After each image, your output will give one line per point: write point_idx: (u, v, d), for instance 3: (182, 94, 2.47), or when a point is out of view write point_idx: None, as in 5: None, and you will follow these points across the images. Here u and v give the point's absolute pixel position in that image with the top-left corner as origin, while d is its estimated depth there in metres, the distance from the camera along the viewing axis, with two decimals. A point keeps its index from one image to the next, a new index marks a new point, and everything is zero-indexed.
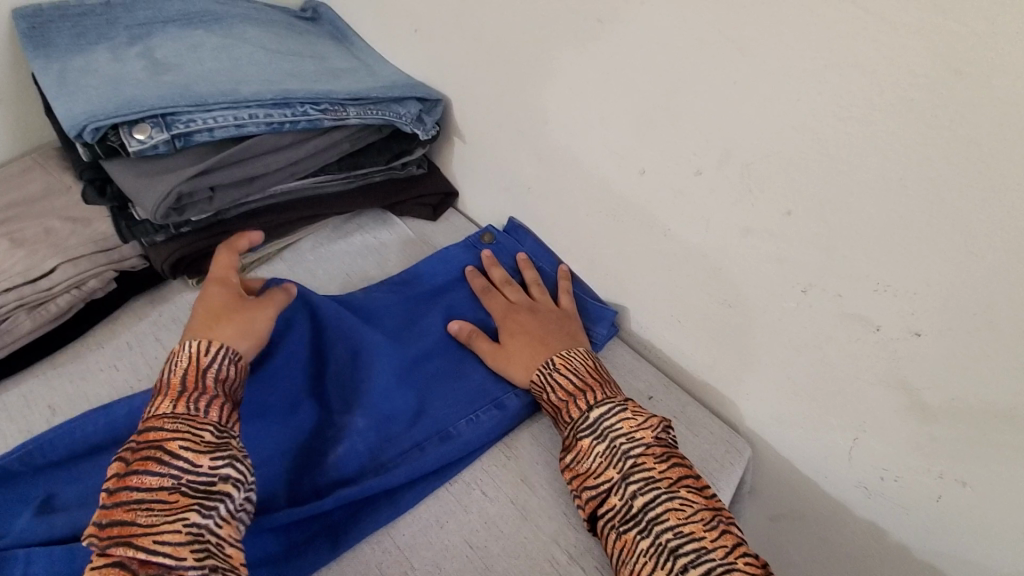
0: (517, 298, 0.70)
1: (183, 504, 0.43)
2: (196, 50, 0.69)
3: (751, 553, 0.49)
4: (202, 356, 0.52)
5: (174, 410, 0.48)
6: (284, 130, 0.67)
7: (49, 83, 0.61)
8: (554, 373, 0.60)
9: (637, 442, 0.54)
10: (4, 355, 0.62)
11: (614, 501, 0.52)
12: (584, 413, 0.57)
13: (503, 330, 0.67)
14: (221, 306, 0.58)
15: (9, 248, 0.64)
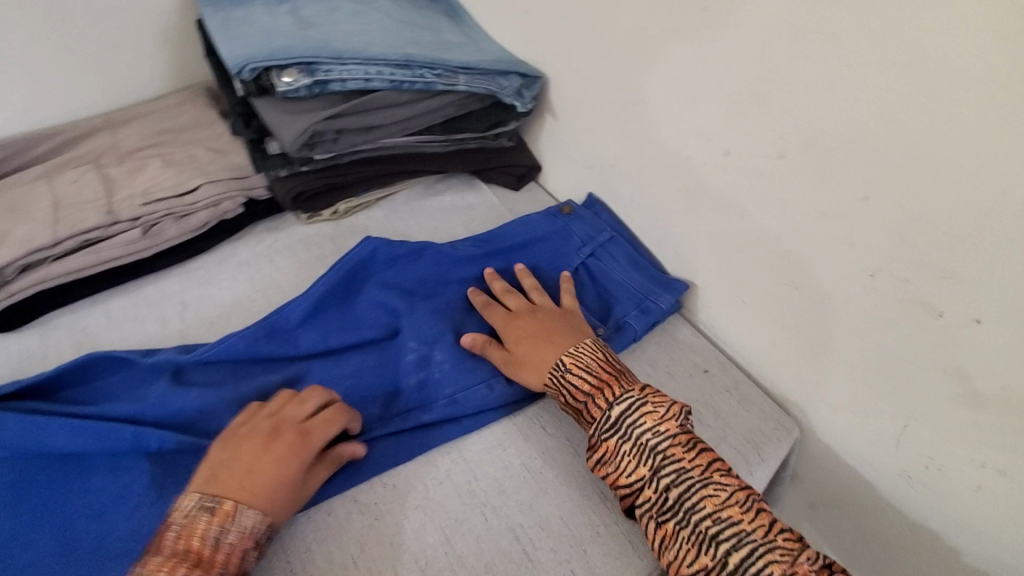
0: (516, 305, 0.70)
1: None
2: (335, 12, 0.78)
3: (786, 526, 0.52)
4: (247, 539, 0.49)
5: None
6: (403, 89, 0.75)
7: (217, 28, 0.72)
8: (568, 376, 0.61)
9: (662, 435, 0.56)
10: (150, 254, 0.73)
11: (648, 494, 0.54)
12: (606, 412, 0.58)
13: (509, 332, 0.67)
14: (284, 485, 0.53)
15: (163, 167, 0.76)
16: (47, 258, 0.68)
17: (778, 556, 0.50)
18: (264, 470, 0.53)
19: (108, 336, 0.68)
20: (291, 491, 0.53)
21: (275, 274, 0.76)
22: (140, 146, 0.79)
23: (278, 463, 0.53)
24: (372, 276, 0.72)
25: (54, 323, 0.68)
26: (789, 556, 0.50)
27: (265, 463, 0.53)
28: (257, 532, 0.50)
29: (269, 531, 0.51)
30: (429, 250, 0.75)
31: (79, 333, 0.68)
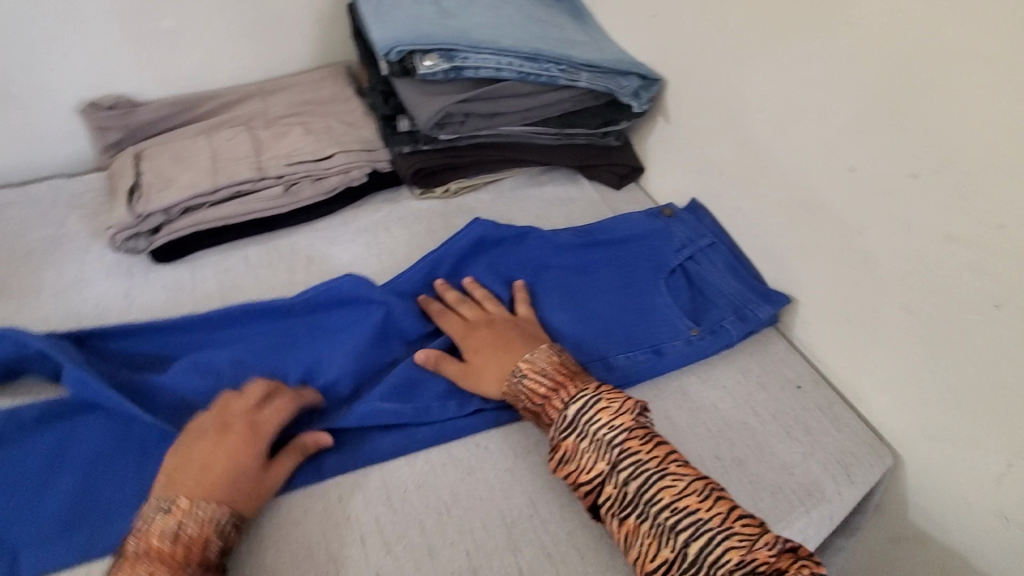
0: (471, 313, 0.70)
1: None
2: (474, 4, 0.84)
3: (747, 514, 0.52)
4: (208, 528, 0.50)
5: None
6: (529, 80, 0.80)
7: (369, 12, 0.79)
8: (524, 381, 0.61)
9: (618, 428, 0.56)
10: (287, 211, 0.81)
11: (608, 489, 0.55)
12: (562, 411, 0.58)
13: (463, 341, 0.67)
14: (243, 473, 0.54)
15: (304, 134, 0.84)
16: (203, 204, 0.77)
17: (737, 542, 0.50)
18: (221, 462, 0.54)
19: (246, 278, 0.76)
20: (251, 478, 0.54)
21: (390, 242, 0.83)
22: (285, 114, 0.88)
23: (230, 453, 0.54)
24: (478, 256, 0.77)
25: (202, 261, 0.77)
26: (747, 541, 0.50)
27: (217, 460, 0.54)
28: (223, 528, 0.51)
29: (234, 518, 0.52)
30: (531, 235, 0.78)
31: (222, 272, 0.77)
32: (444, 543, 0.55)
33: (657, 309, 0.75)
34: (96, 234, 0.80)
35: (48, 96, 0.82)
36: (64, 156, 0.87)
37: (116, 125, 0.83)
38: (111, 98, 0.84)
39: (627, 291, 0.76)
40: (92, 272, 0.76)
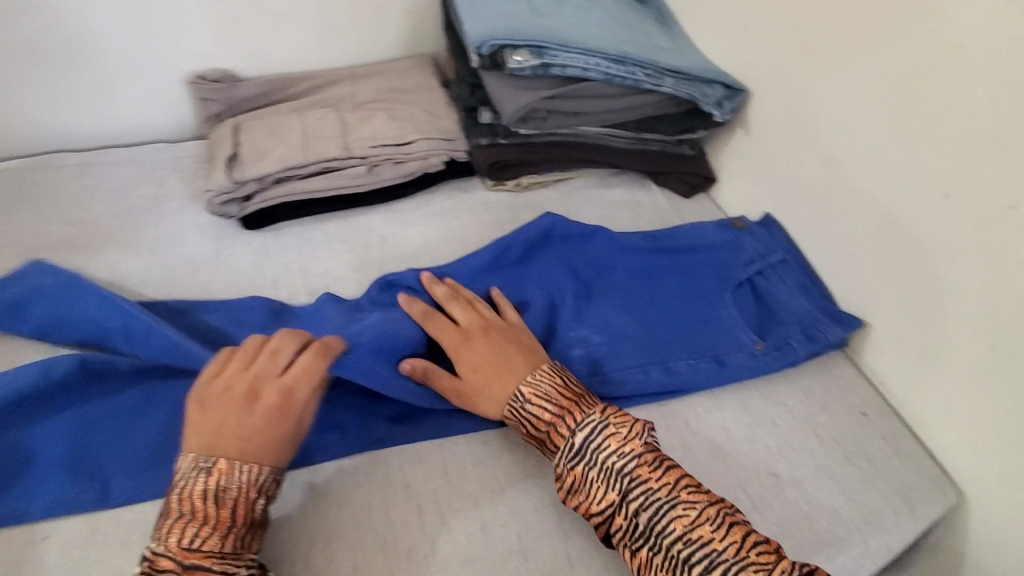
0: (464, 322, 0.66)
1: None
2: (564, 5, 0.85)
3: (762, 539, 0.50)
4: (252, 489, 0.51)
5: (217, 547, 0.48)
6: (613, 82, 0.81)
7: (463, 6, 0.81)
8: (526, 408, 0.59)
9: (627, 456, 0.54)
10: (366, 190, 0.85)
11: (620, 521, 0.53)
12: (568, 440, 0.56)
13: (458, 354, 0.63)
14: (283, 435, 0.54)
15: (389, 119, 0.88)
16: (293, 176, 0.81)
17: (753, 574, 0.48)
18: (260, 423, 0.53)
19: (324, 251, 0.80)
20: (290, 438, 0.54)
21: (460, 229, 0.85)
22: (372, 99, 0.92)
23: (270, 414, 0.54)
24: (545, 250, 0.78)
25: (285, 232, 0.82)
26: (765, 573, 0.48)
27: (244, 421, 0.53)
28: (265, 484, 0.52)
29: (275, 479, 0.53)
30: (598, 235, 0.79)
31: (302, 243, 0.81)
32: (497, 523, 0.56)
33: (721, 319, 0.74)
34: (192, 198, 0.86)
35: (162, 66, 0.88)
36: (168, 123, 0.94)
37: (219, 97, 0.89)
38: (217, 73, 0.90)
39: (693, 299, 0.76)
40: (187, 232, 0.81)
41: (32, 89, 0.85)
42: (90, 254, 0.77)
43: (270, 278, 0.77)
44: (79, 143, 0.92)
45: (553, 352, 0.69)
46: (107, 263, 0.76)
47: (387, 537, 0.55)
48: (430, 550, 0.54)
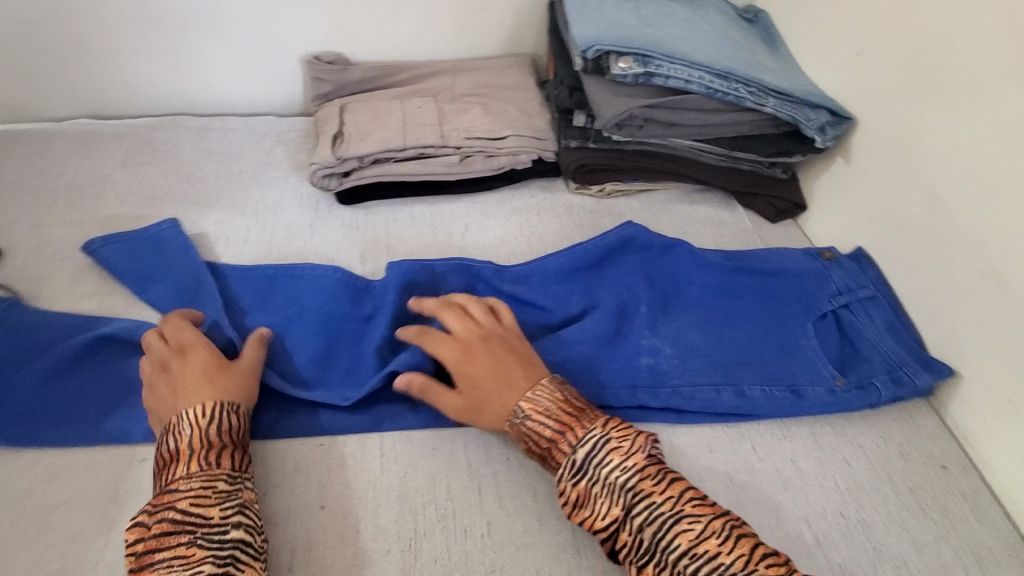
0: (459, 336, 0.63)
1: (197, 557, 0.46)
2: (671, 17, 0.85)
3: (771, 552, 0.49)
4: (200, 416, 0.55)
5: (183, 473, 0.52)
6: (714, 97, 0.81)
7: (573, 10, 0.82)
8: (527, 424, 0.57)
9: (630, 470, 0.53)
10: (454, 180, 0.88)
11: (625, 536, 0.52)
12: (569, 455, 0.55)
13: (455, 363, 0.62)
14: (216, 376, 0.59)
15: (484, 114, 0.90)
16: (389, 158, 0.85)
17: None
18: (192, 374, 0.58)
19: (410, 233, 0.84)
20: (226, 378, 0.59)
21: (541, 227, 0.87)
22: (469, 93, 0.95)
23: (197, 365, 0.59)
24: (625, 256, 0.79)
25: (376, 210, 0.86)
26: None
27: (183, 375, 0.58)
28: (218, 414, 0.55)
29: (224, 406, 0.56)
30: (680, 247, 0.79)
31: (390, 223, 0.85)
32: (552, 515, 0.58)
33: (799, 350, 0.72)
34: (294, 169, 0.91)
35: (284, 45, 0.94)
36: (280, 98, 1.01)
37: (330, 79, 0.94)
38: (331, 55, 0.95)
39: (771, 326, 0.74)
40: (287, 200, 0.87)
41: (170, 55, 0.93)
42: (201, 210, 0.84)
43: (358, 252, 0.81)
44: (201, 108, 1.00)
45: (623, 358, 0.69)
46: (216, 220, 0.83)
47: (446, 512, 0.57)
48: (486, 530, 0.56)
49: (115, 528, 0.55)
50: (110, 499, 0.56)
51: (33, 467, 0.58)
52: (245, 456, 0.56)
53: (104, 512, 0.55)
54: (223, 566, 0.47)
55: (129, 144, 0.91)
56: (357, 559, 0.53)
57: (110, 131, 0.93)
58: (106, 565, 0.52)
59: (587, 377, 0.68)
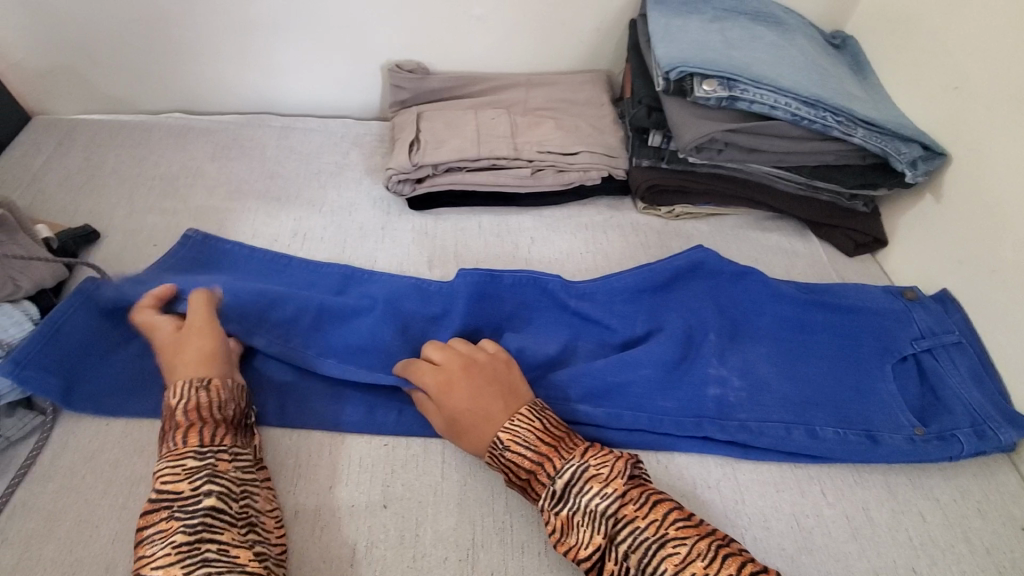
0: (443, 366, 0.62)
1: (172, 529, 0.48)
2: (758, 40, 0.83)
3: (757, 567, 0.49)
4: (174, 395, 0.56)
5: (163, 454, 0.53)
6: (800, 124, 0.79)
7: (657, 30, 0.82)
8: (505, 456, 0.56)
9: (610, 498, 0.53)
10: (523, 192, 0.89)
11: (611, 565, 0.51)
12: (550, 485, 0.54)
13: (437, 390, 0.61)
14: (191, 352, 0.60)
15: (557, 129, 0.91)
16: (462, 168, 0.87)
17: None
18: (175, 349, 0.61)
19: (477, 242, 0.85)
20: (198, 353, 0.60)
21: (606, 245, 0.86)
22: (542, 107, 0.95)
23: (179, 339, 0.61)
24: (695, 281, 0.77)
25: (445, 218, 0.88)
26: None
27: (168, 348, 0.61)
28: (184, 391, 0.56)
29: (195, 381, 0.57)
30: (752, 276, 0.77)
31: (458, 231, 0.87)
32: None
33: (875, 393, 0.69)
34: (368, 172, 0.94)
35: (368, 53, 0.97)
36: (359, 103, 1.04)
37: (409, 87, 0.96)
38: (412, 64, 0.97)
39: (846, 365, 0.71)
40: (361, 201, 0.90)
41: (261, 59, 0.97)
42: (280, 207, 0.87)
43: (426, 258, 0.83)
44: (285, 108, 1.04)
45: (689, 387, 0.68)
46: (294, 217, 0.86)
47: (504, 525, 0.57)
48: (544, 548, 0.56)
49: None
50: None
51: (120, 440, 0.61)
52: (221, 426, 0.56)
53: None
54: (194, 534, 0.48)
55: (218, 139, 0.96)
56: (415, 562, 0.54)
57: (202, 126, 0.98)
58: None
59: (651, 401, 0.67)
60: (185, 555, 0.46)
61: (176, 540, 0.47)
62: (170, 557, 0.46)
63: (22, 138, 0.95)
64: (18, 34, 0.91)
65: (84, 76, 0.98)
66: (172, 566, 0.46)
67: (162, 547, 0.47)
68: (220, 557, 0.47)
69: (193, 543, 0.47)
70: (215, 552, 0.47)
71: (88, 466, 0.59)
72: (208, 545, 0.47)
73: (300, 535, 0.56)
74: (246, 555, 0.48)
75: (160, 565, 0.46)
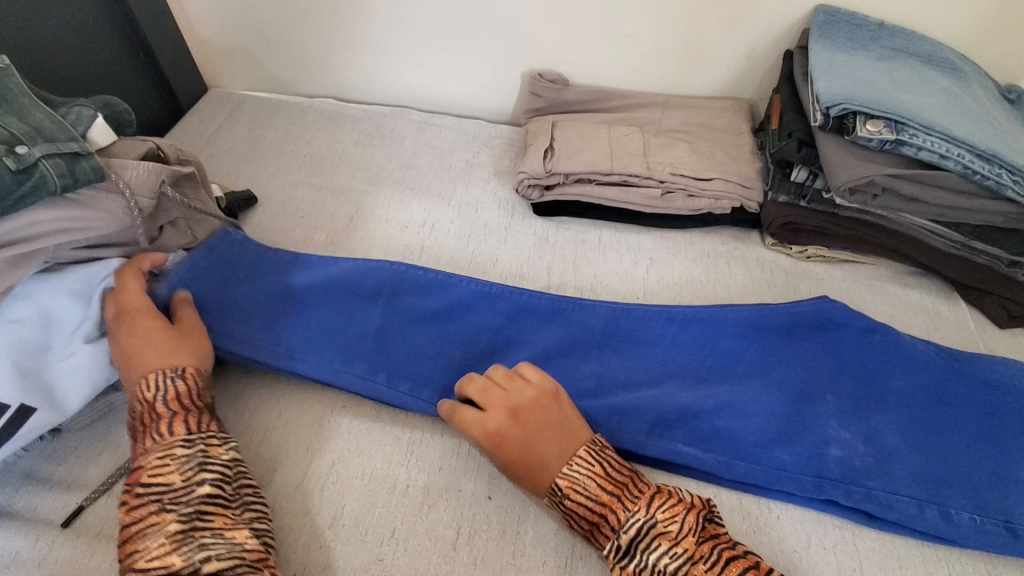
0: (491, 408, 0.60)
1: (165, 518, 0.49)
2: (929, 85, 0.78)
3: None
4: (153, 389, 0.57)
5: (145, 448, 0.54)
6: (970, 178, 0.73)
7: (821, 63, 0.79)
8: (566, 503, 0.55)
9: (679, 558, 0.50)
10: (648, 212, 0.88)
11: None
12: (614, 539, 0.52)
13: (485, 438, 0.59)
14: (169, 346, 0.61)
15: (691, 152, 0.89)
16: (592, 180, 0.87)
17: None
18: (144, 343, 0.60)
19: (597, 255, 0.86)
20: (179, 347, 0.62)
21: (729, 276, 0.84)
22: (677, 129, 0.94)
23: (149, 335, 0.61)
24: (823, 330, 0.72)
25: (567, 227, 0.90)
26: None
27: (132, 345, 0.60)
28: (164, 384, 0.58)
29: (180, 371, 0.59)
30: (885, 331, 0.71)
31: (579, 242, 0.88)
32: None
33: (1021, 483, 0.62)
34: (496, 173, 0.97)
35: (513, 60, 1.00)
36: (495, 105, 1.08)
37: (547, 96, 0.98)
38: (554, 74, 0.99)
39: (991, 446, 0.65)
40: (487, 200, 0.93)
41: (412, 57, 1.03)
42: (413, 196, 0.92)
43: (545, 264, 0.84)
44: (424, 103, 1.10)
45: (810, 443, 0.64)
46: (424, 207, 0.91)
47: None
48: None
49: (317, 460, 0.62)
50: (316, 434, 0.64)
51: (261, 390, 0.68)
52: (204, 416, 0.58)
53: (309, 444, 0.63)
54: (189, 522, 0.49)
55: (363, 127, 1.03)
56: (514, 558, 0.56)
57: (351, 113, 1.05)
58: (304, 492, 0.60)
59: (767, 453, 0.64)
60: (180, 542, 0.48)
61: (171, 529, 0.49)
62: (165, 546, 0.48)
63: (200, 106, 1.06)
64: (211, 16, 1.03)
65: (260, 60, 1.09)
66: (170, 554, 0.47)
67: (156, 539, 0.48)
68: (216, 539, 0.49)
69: (188, 531, 0.49)
70: (210, 535, 0.49)
71: (233, 407, 0.67)
72: (202, 531, 0.49)
73: (408, 507, 0.59)
74: (242, 534, 0.51)
75: (157, 555, 0.47)
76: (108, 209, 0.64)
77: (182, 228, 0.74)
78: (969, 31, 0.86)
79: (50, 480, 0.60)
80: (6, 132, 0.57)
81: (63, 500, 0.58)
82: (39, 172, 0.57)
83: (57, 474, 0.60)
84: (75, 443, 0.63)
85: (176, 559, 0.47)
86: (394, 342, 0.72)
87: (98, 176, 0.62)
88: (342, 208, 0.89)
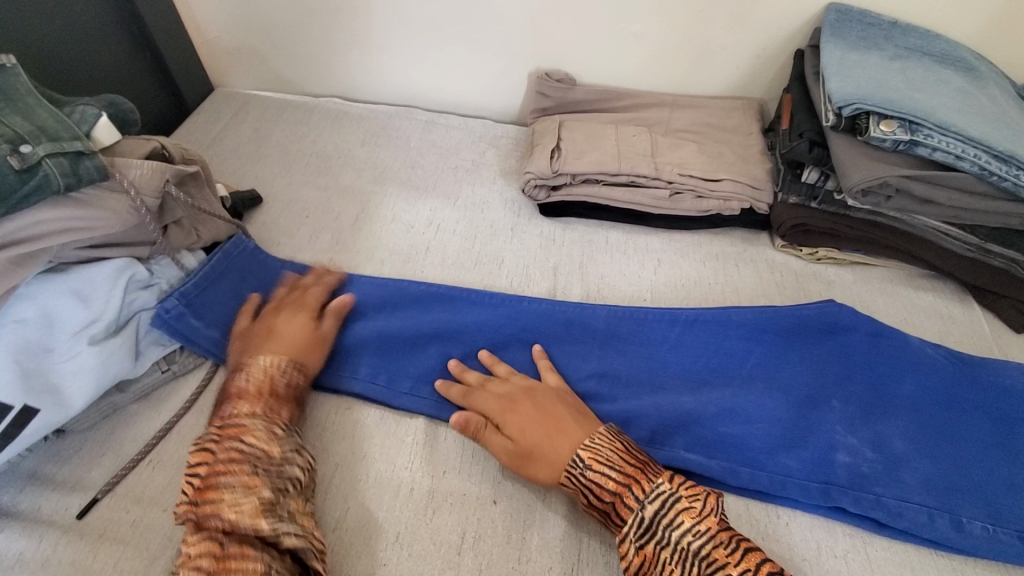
0: (505, 389, 0.64)
1: (261, 482, 0.50)
2: (944, 84, 0.77)
3: None
4: (273, 369, 0.60)
5: (250, 410, 0.55)
6: (987, 179, 0.72)
7: (833, 62, 0.78)
8: (587, 474, 0.54)
9: (703, 536, 0.49)
10: (656, 213, 0.87)
11: None
12: (636, 512, 0.51)
13: (501, 410, 0.61)
14: (295, 339, 0.65)
15: (700, 153, 0.88)
16: (598, 180, 0.87)
17: None
18: (277, 330, 0.65)
19: (603, 256, 0.85)
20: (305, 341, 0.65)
21: (738, 278, 0.82)
22: (686, 129, 0.93)
23: (282, 323, 0.66)
24: (831, 334, 0.71)
25: (574, 227, 0.89)
26: None
27: (264, 328, 0.66)
28: (285, 369, 0.61)
29: (300, 365, 0.62)
30: (892, 335, 0.70)
31: (585, 243, 0.87)
32: None
33: None
34: (502, 173, 0.96)
35: (519, 59, 1.00)
36: (501, 105, 1.07)
37: (553, 95, 0.97)
38: (560, 74, 0.98)
39: (1005, 453, 0.63)
40: (493, 200, 0.92)
41: (417, 56, 1.02)
42: (419, 195, 0.92)
43: (551, 265, 0.83)
44: (429, 102, 1.10)
45: (816, 449, 0.63)
46: (430, 207, 0.90)
47: (610, 547, 0.57)
48: None
49: (319, 462, 0.62)
50: (319, 436, 0.64)
51: None
52: (297, 407, 0.60)
53: (312, 446, 0.63)
54: (279, 493, 0.51)
55: (368, 126, 1.03)
56: (519, 564, 0.55)
57: (357, 112, 1.05)
58: None
59: (774, 459, 0.62)
60: (268, 509, 0.49)
61: (264, 494, 0.49)
62: (257, 507, 0.48)
63: (207, 106, 1.06)
64: (218, 15, 1.03)
65: (266, 59, 1.08)
66: (258, 518, 0.48)
67: (249, 499, 0.49)
68: (294, 522, 0.50)
69: (276, 503, 0.50)
70: (289, 514, 0.50)
71: None
72: (285, 507, 0.50)
73: (413, 510, 0.58)
74: (310, 524, 0.52)
75: (247, 515, 0.48)
76: (113, 209, 0.63)
77: (186, 228, 0.73)
78: (985, 29, 0.84)
79: (54, 481, 0.60)
80: (10, 131, 0.58)
81: (67, 502, 0.58)
82: (43, 172, 0.57)
83: (60, 475, 0.60)
84: (79, 444, 0.63)
85: (263, 525, 0.48)
86: (398, 344, 0.71)
87: (102, 176, 0.61)
88: (346, 208, 0.89)
